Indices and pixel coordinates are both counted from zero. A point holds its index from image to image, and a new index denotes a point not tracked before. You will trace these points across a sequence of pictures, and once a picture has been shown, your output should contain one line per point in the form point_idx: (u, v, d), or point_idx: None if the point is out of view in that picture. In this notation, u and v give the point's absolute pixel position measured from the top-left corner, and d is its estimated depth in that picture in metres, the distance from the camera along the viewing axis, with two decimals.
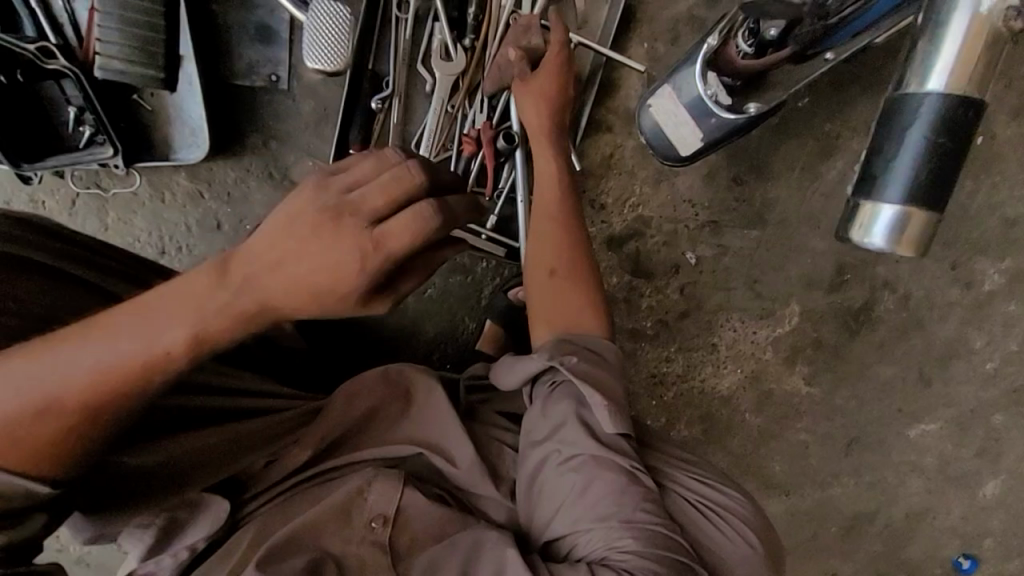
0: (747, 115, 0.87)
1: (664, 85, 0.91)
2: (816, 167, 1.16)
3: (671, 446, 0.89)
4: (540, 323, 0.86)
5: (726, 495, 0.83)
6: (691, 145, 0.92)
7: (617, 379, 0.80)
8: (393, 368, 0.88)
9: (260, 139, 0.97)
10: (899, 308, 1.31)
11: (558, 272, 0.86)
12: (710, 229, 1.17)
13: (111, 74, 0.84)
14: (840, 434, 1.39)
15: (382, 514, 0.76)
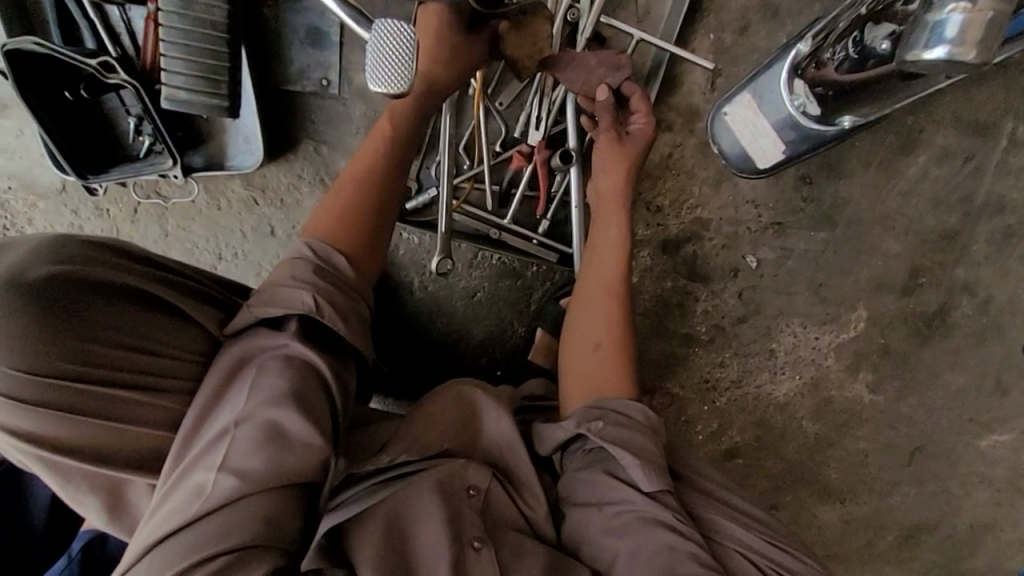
0: (838, 128, 0.88)
1: (743, 93, 0.92)
2: (895, 164, 1.08)
3: (728, 495, 0.91)
4: (575, 394, 0.93)
5: (794, 557, 0.85)
6: (770, 156, 0.93)
7: (650, 440, 0.86)
8: (465, 388, 0.94)
9: (312, 144, 0.96)
10: (978, 313, 1.22)
11: (601, 347, 0.93)
12: (774, 230, 1.11)
13: (176, 105, 0.82)
14: (903, 443, 1.33)
15: (476, 484, 0.87)
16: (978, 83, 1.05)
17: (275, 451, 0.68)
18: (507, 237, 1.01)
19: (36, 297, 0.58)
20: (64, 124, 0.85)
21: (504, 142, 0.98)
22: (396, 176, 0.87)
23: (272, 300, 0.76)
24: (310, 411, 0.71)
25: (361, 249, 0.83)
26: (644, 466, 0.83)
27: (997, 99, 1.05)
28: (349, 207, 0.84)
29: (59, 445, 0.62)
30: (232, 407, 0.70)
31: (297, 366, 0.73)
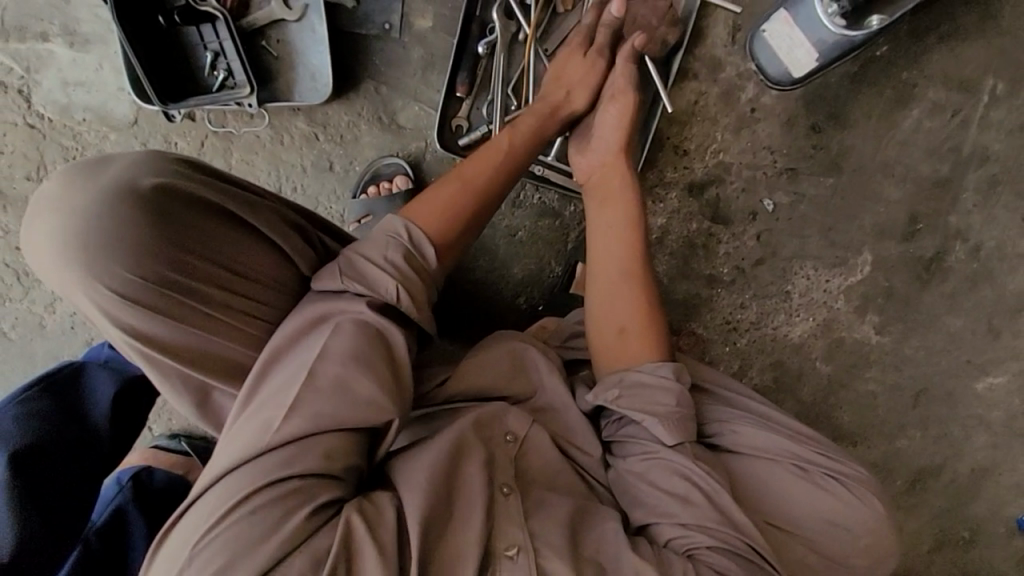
0: (868, 30, 1.00)
1: (778, 12, 1.05)
2: (893, 116, 1.21)
3: (760, 408, 0.90)
4: (603, 365, 0.89)
5: (831, 458, 0.85)
6: (803, 66, 1.07)
7: (672, 399, 0.82)
8: (517, 345, 0.94)
9: (373, 84, 1.04)
10: (970, 258, 1.33)
11: (628, 332, 0.88)
12: (788, 176, 1.21)
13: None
14: (908, 386, 1.42)
15: (514, 432, 0.86)
16: (964, 43, 1.19)
17: (342, 401, 0.71)
18: (551, 174, 1.10)
19: (145, 203, 0.70)
20: (150, 50, 0.92)
21: None
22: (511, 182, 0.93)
23: (361, 272, 0.78)
24: (377, 370, 0.73)
25: (451, 240, 0.86)
26: (661, 423, 0.81)
27: (980, 58, 1.19)
28: (451, 198, 0.88)
29: (167, 343, 0.72)
30: (307, 356, 0.73)
31: (369, 326, 0.76)
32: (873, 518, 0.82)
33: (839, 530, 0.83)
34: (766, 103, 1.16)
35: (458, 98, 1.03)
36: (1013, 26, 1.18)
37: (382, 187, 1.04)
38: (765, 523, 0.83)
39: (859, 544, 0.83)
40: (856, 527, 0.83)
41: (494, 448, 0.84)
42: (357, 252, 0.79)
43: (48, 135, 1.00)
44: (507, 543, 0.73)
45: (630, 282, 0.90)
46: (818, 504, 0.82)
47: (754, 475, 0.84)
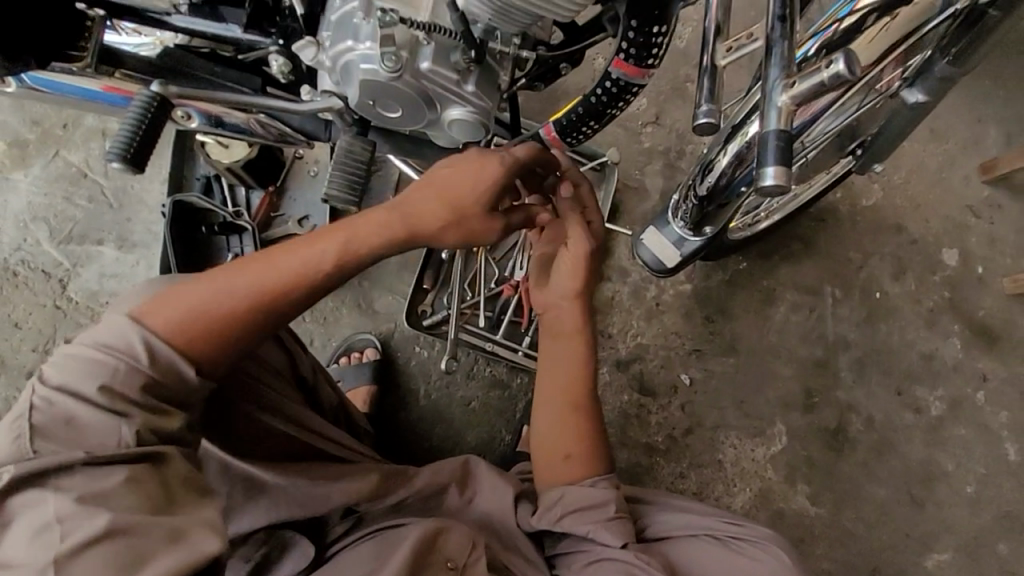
0: (705, 237, 1.17)
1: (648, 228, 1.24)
2: (766, 311, 1.55)
3: (681, 500, 1.02)
4: (542, 478, 0.99)
5: (746, 526, 0.96)
6: (671, 260, 1.24)
7: (612, 505, 0.93)
8: (471, 461, 1.05)
9: (357, 279, 1.31)
10: (868, 429, 1.53)
11: (570, 456, 0.97)
12: (696, 356, 1.47)
13: None
14: (860, 563, 1.44)
15: (453, 558, 0.86)
16: (801, 261, 1.62)
17: (120, 549, 0.59)
18: (498, 348, 1.30)
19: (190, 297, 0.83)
20: (186, 248, 1.20)
21: (497, 281, 1.35)
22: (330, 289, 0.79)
23: (72, 411, 0.65)
24: (138, 498, 0.62)
25: (203, 346, 0.72)
26: (603, 524, 0.91)
27: (815, 272, 1.62)
28: (214, 300, 0.73)
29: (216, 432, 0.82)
30: (42, 514, 0.59)
31: (112, 460, 0.63)
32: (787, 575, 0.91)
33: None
34: (667, 299, 1.49)
35: (425, 289, 1.30)
36: (829, 253, 1.64)
37: (353, 356, 1.25)
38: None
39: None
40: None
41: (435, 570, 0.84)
42: (80, 388, 0.66)
43: (68, 314, 1.19)
44: None
45: (579, 415, 0.99)
46: (734, 567, 0.93)
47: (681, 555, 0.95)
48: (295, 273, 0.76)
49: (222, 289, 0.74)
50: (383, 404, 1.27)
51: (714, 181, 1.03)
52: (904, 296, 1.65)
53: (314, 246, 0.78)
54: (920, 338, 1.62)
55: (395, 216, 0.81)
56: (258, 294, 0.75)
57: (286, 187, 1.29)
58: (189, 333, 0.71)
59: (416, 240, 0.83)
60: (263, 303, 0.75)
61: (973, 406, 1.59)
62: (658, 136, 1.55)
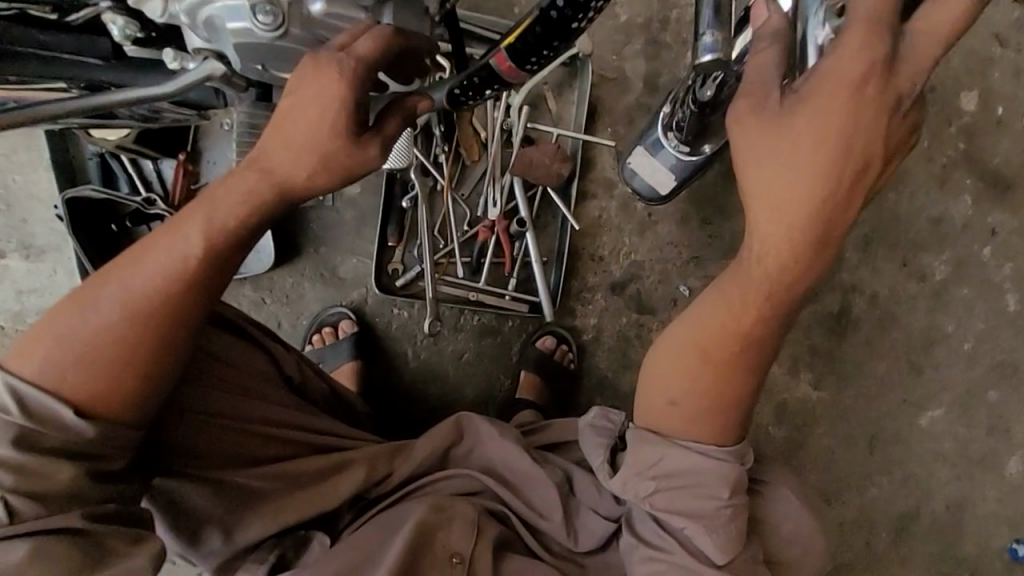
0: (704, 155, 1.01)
1: (636, 146, 1.08)
2: None
3: None
4: (641, 409, 0.82)
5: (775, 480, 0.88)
6: (666, 184, 1.08)
7: (722, 489, 0.77)
8: (461, 417, 1.00)
9: (312, 246, 1.16)
10: (871, 307, 1.49)
11: (679, 406, 0.78)
12: (694, 263, 1.34)
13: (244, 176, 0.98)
14: (860, 433, 1.50)
15: (459, 551, 0.85)
16: None
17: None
18: (484, 297, 1.20)
19: None
20: (102, 249, 1.02)
21: (470, 222, 1.21)
22: (192, 295, 0.69)
23: None
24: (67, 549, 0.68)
25: (85, 388, 0.68)
26: (689, 514, 0.78)
27: None
28: (89, 338, 0.68)
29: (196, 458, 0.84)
30: None
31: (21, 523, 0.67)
32: (791, 506, 0.87)
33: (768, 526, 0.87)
34: (659, 208, 1.34)
35: (390, 247, 1.16)
36: None
37: (326, 333, 1.15)
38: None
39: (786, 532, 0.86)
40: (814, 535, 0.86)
41: (436, 560, 0.84)
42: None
43: None
44: None
45: (718, 372, 0.75)
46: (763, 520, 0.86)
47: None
48: (157, 296, 0.69)
49: (95, 326, 0.68)
50: (372, 374, 1.20)
51: (718, 93, 0.86)
52: (915, 156, 1.49)
53: (176, 251, 0.68)
54: (930, 201, 1.50)
55: (253, 178, 0.66)
56: (125, 321, 0.68)
57: (200, 149, 1.06)
58: (70, 376, 0.68)
59: (287, 197, 0.67)
60: (138, 328, 0.69)
61: (979, 264, 1.52)
62: (633, 6, 1.27)
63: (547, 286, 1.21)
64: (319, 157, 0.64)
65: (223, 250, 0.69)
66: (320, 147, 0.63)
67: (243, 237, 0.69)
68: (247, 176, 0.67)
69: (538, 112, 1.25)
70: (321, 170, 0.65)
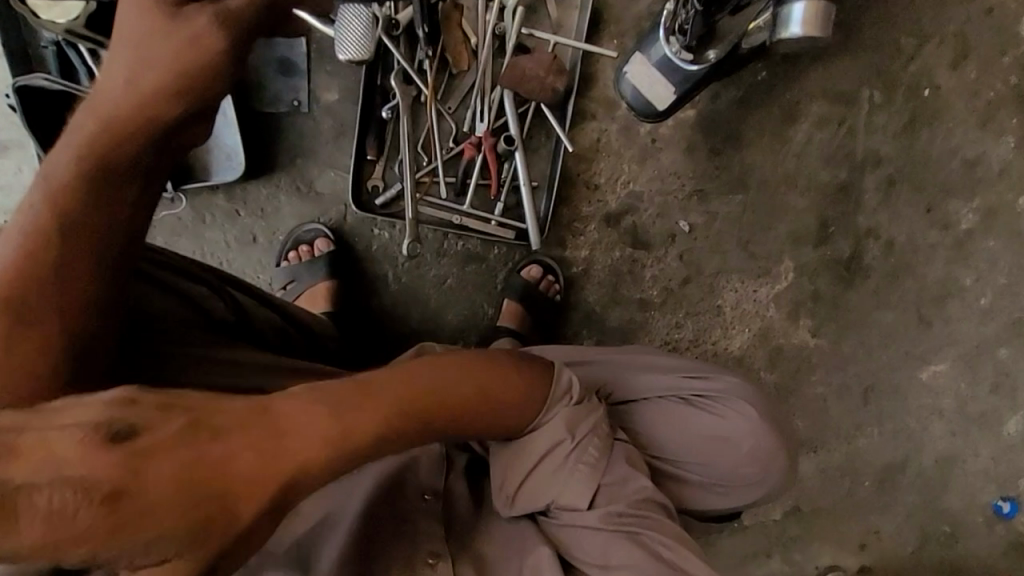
0: (709, 63, 1.06)
1: (635, 55, 1.12)
2: (785, 132, 1.30)
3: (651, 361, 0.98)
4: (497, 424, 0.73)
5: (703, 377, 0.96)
6: (664, 98, 1.12)
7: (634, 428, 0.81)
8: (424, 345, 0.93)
9: (288, 157, 1.10)
10: (885, 254, 1.40)
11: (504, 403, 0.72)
12: (698, 197, 1.28)
13: None
14: (854, 383, 1.45)
15: (431, 488, 0.85)
16: (837, 59, 1.30)
17: None
18: (468, 221, 1.14)
19: None
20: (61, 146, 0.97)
21: (455, 138, 1.12)
22: (79, 254, 0.62)
23: None
24: None
25: None
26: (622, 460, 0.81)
27: (850, 72, 1.30)
28: None
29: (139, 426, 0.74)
30: None
31: None
32: (754, 429, 0.93)
33: (726, 444, 0.93)
34: (664, 134, 1.24)
35: (370, 161, 1.09)
36: (871, 44, 1.30)
37: (302, 251, 1.10)
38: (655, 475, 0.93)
39: (743, 452, 0.93)
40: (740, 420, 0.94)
41: (408, 501, 0.83)
42: None
43: None
44: (428, 553, 0.79)
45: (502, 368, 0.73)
46: (699, 423, 0.93)
47: (639, 422, 0.93)
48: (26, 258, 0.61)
49: None
50: (350, 295, 1.17)
51: None
52: (959, 90, 1.34)
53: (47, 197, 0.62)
54: (968, 140, 1.36)
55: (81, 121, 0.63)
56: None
57: None
58: None
59: (121, 122, 0.63)
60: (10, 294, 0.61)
61: (1011, 214, 1.41)
62: None
63: (535, 214, 1.14)
64: (126, 79, 0.63)
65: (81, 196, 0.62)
66: (165, 63, 0.62)
67: (96, 179, 0.63)
68: (86, 125, 0.63)
69: (537, 16, 1.12)
70: (170, 87, 0.63)
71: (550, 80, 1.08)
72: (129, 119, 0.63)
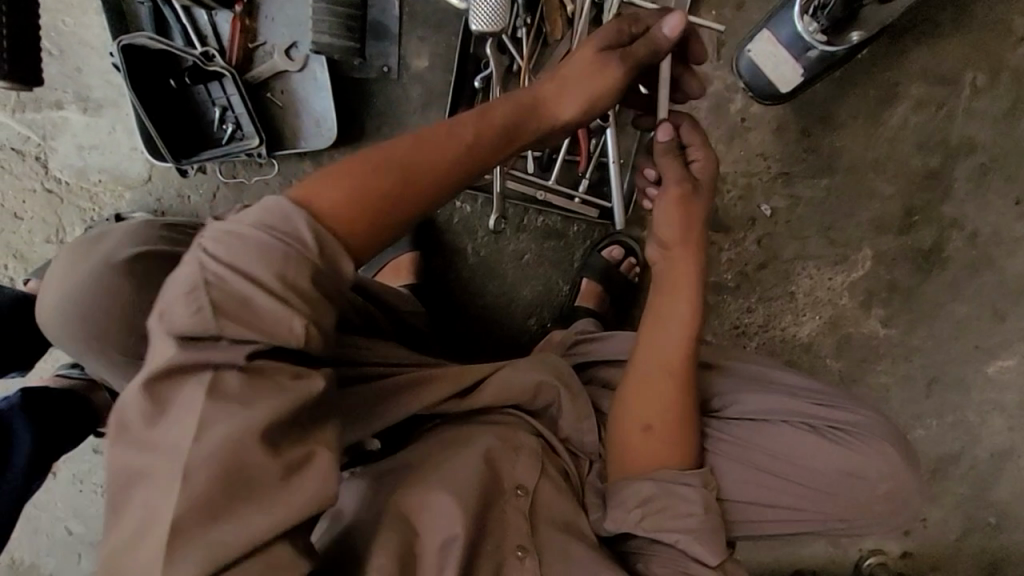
0: (851, 43, 0.98)
1: (762, 30, 1.03)
2: (880, 113, 1.24)
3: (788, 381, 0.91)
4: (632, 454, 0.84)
5: (846, 411, 0.88)
6: (789, 81, 1.04)
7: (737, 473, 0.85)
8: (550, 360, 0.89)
9: (375, 123, 1.07)
10: (969, 245, 1.35)
11: (653, 427, 0.83)
12: (783, 180, 1.25)
13: (319, 45, 0.98)
14: (920, 375, 1.43)
15: (522, 483, 0.83)
16: (945, 36, 1.23)
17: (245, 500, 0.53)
18: (552, 198, 1.12)
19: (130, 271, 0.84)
20: (158, 107, 0.96)
21: None
22: (373, 221, 0.60)
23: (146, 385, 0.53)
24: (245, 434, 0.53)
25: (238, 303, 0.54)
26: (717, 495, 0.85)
27: (956, 52, 1.23)
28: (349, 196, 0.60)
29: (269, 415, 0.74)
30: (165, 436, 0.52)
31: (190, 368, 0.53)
32: (891, 467, 0.86)
33: (851, 482, 0.86)
34: (755, 113, 1.20)
35: None
36: (983, 21, 1.22)
37: None
38: (774, 503, 0.86)
39: (877, 492, 0.86)
40: (878, 465, 0.86)
41: (503, 498, 0.81)
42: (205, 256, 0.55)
43: (62, 197, 1.07)
44: (515, 545, 0.78)
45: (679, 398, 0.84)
46: (832, 459, 0.86)
47: (754, 439, 0.87)
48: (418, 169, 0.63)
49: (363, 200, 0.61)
50: (432, 273, 1.19)
51: None
52: None
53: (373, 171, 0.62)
54: None
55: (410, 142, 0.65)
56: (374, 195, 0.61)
57: (257, 4, 1.00)
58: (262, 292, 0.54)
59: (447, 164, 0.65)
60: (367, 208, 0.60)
61: None
62: None
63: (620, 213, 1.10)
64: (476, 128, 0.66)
65: (396, 182, 0.62)
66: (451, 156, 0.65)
67: (404, 185, 0.62)
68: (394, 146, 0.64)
69: None
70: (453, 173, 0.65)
71: None
72: (419, 156, 0.64)
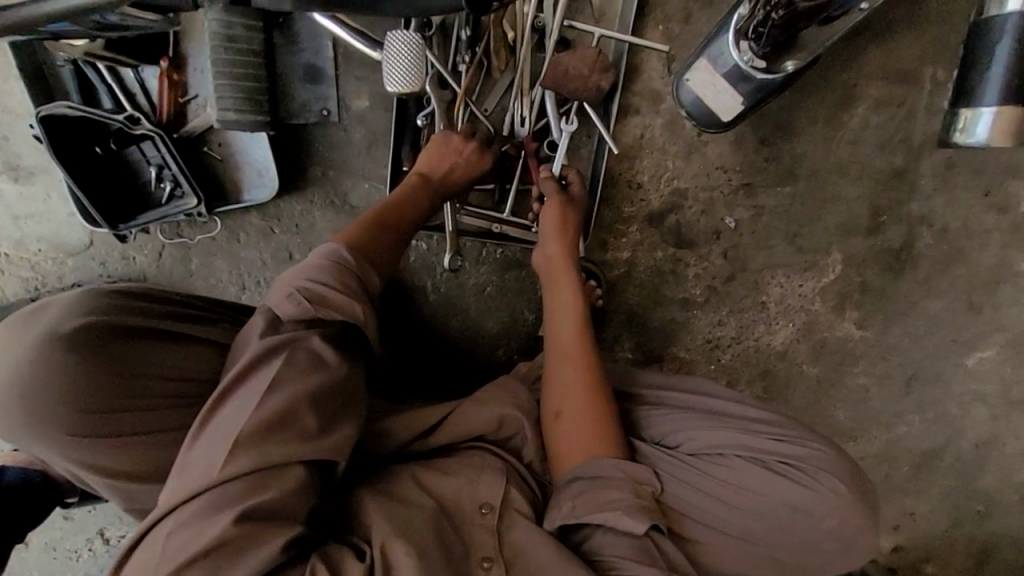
0: (785, 73, 0.95)
1: (699, 59, 1.01)
2: (839, 117, 1.22)
3: (744, 414, 0.91)
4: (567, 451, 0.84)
5: (800, 445, 0.87)
6: (731, 110, 1.02)
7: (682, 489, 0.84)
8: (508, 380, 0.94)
9: (320, 169, 1.05)
10: (939, 241, 1.33)
11: (563, 413, 0.86)
12: (745, 191, 1.23)
13: (228, 124, 0.91)
14: (898, 374, 1.42)
15: (488, 501, 0.81)
16: (900, 34, 1.20)
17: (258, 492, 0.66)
18: (508, 229, 1.09)
19: (74, 345, 0.76)
20: (90, 174, 0.94)
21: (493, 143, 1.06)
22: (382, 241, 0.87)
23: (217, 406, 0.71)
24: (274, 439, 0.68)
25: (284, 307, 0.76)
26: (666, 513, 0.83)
27: (913, 49, 1.20)
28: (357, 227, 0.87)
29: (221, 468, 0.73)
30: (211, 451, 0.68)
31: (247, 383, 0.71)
32: (844, 505, 0.83)
33: (804, 517, 0.83)
34: None
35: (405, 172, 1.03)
36: (939, 15, 1.19)
37: None
38: (724, 533, 0.84)
39: (830, 528, 0.83)
40: (831, 503, 0.83)
41: (464, 518, 0.79)
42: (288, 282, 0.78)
43: (7, 269, 1.06)
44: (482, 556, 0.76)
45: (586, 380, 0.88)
46: (783, 493, 0.84)
47: (705, 466, 0.86)
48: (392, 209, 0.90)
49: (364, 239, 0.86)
50: (393, 310, 1.17)
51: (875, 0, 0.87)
52: None
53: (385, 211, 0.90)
54: None
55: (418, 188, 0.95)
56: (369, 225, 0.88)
57: (183, 54, 0.96)
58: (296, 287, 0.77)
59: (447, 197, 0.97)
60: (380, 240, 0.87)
61: None
62: None
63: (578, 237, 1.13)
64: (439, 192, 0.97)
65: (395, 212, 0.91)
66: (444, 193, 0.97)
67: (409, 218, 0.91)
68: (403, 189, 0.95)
69: (578, 5, 1.04)
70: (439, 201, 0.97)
71: (594, 79, 1.00)
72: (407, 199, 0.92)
